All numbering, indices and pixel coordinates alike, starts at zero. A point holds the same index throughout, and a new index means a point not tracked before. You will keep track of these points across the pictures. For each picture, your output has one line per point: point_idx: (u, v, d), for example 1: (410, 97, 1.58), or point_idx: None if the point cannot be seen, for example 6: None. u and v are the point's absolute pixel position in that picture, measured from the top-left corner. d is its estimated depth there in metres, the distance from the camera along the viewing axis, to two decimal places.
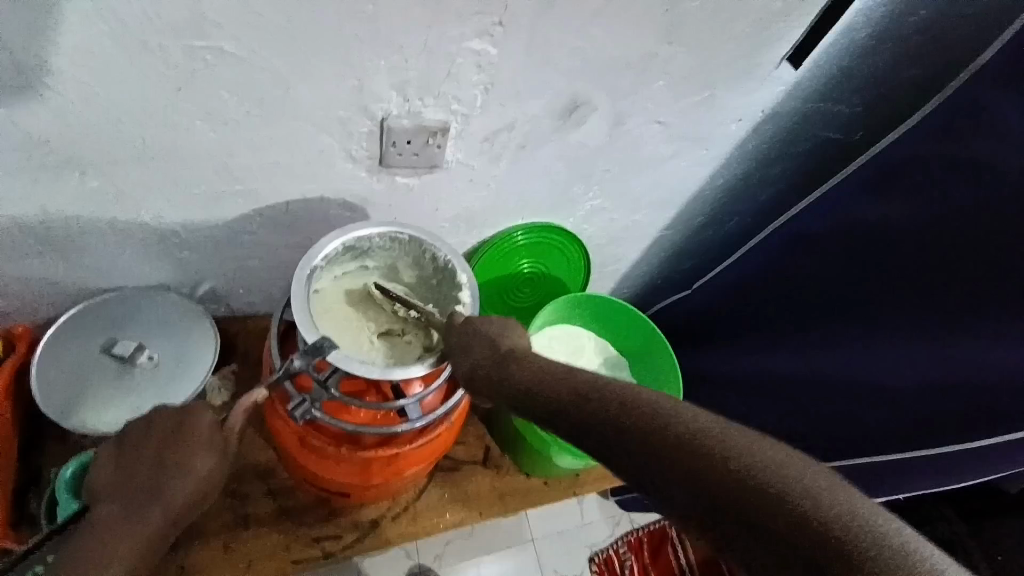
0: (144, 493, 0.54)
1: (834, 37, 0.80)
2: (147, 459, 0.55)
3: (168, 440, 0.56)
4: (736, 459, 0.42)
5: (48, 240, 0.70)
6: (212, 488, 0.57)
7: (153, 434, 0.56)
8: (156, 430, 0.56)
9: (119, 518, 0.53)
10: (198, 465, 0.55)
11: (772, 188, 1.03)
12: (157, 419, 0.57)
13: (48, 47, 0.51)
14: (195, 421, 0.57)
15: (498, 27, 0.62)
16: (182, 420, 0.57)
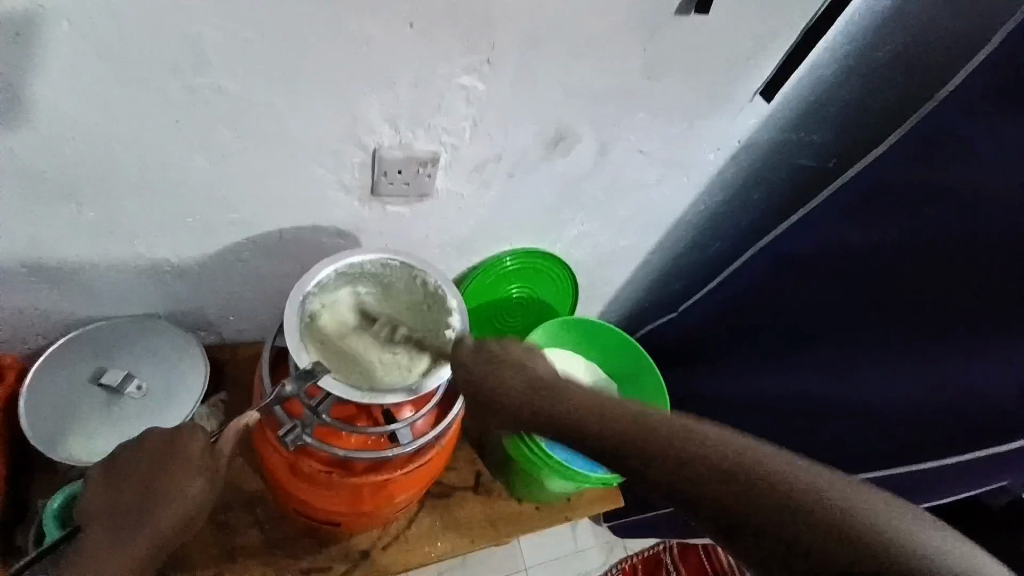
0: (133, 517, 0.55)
1: (804, 71, 0.85)
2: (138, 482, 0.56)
3: (157, 466, 0.56)
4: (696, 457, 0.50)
5: (40, 270, 0.71)
6: (202, 512, 0.58)
7: (144, 458, 0.57)
8: (145, 452, 0.57)
9: (109, 540, 0.54)
10: (186, 493, 0.56)
11: (752, 213, 1.07)
12: (148, 442, 0.57)
13: (50, 84, 0.53)
14: (186, 441, 0.57)
15: (486, 63, 0.66)
16: (172, 445, 0.57)
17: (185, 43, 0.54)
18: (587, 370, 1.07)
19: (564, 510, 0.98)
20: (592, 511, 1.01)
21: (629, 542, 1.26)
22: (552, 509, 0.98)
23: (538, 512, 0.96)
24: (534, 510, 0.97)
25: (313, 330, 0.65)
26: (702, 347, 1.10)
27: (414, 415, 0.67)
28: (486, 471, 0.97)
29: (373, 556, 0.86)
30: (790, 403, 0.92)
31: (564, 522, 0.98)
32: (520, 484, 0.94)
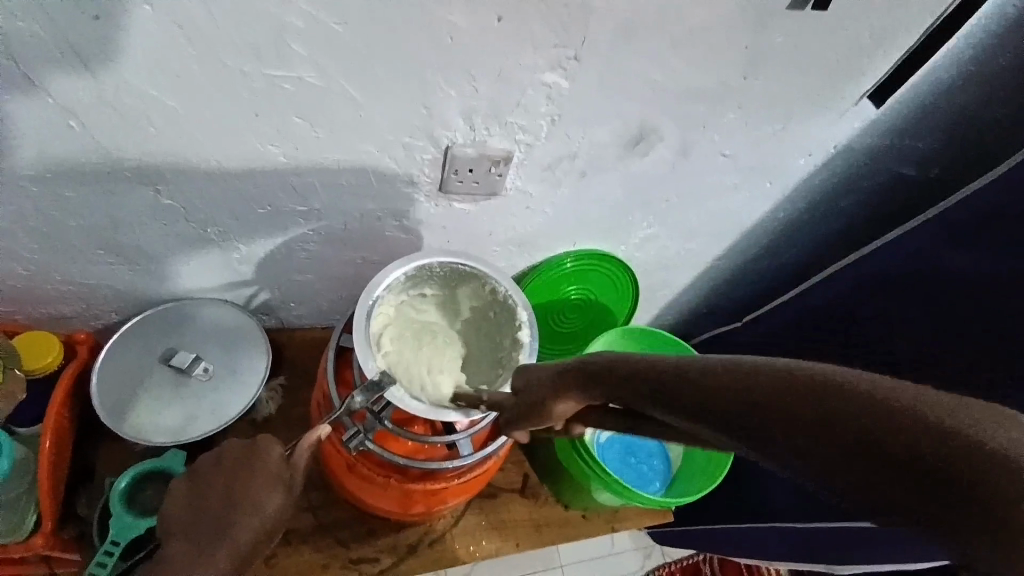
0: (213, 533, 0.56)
1: (922, 73, 0.76)
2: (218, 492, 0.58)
3: (239, 479, 0.58)
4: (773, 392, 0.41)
5: (118, 250, 0.72)
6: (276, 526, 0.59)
7: (222, 469, 0.59)
8: (225, 465, 0.59)
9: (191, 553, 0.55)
10: (265, 508, 0.57)
11: (836, 222, 0.98)
12: (226, 452, 0.60)
13: (136, 72, 0.53)
14: (265, 455, 0.59)
15: (573, 59, 0.61)
16: (250, 454, 0.59)
17: (269, 33, 0.52)
18: None
19: (610, 521, 0.96)
20: (639, 523, 0.98)
21: (667, 550, 1.25)
22: (597, 518, 0.96)
23: (586, 521, 0.94)
24: (580, 518, 0.95)
25: (393, 335, 0.65)
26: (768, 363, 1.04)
27: (473, 426, 0.65)
28: (534, 475, 0.95)
29: (419, 551, 0.86)
30: None
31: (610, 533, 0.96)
32: (568, 490, 0.92)
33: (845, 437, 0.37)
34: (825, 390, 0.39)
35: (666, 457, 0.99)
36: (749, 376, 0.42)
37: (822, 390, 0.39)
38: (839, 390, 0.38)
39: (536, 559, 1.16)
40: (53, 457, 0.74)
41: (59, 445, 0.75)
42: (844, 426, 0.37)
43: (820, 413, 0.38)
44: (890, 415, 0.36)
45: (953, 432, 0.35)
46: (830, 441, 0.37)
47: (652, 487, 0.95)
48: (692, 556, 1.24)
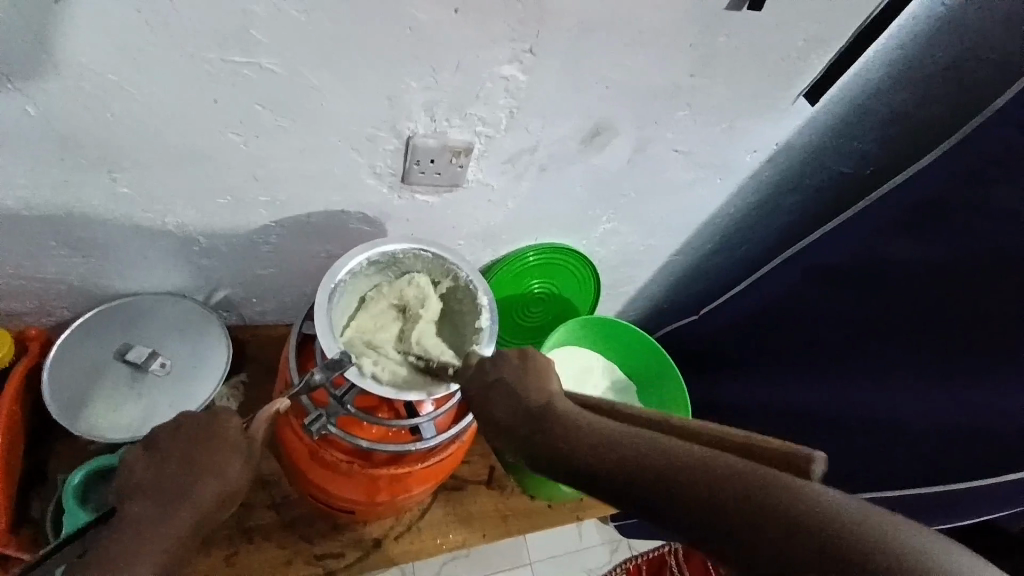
0: (173, 494, 0.53)
1: (853, 74, 0.82)
2: (173, 460, 0.55)
3: (196, 448, 0.56)
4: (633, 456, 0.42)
5: (71, 241, 0.70)
6: (238, 493, 0.57)
7: (179, 437, 0.56)
8: (177, 435, 0.56)
9: (149, 518, 0.52)
10: (225, 474, 0.56)
11: (783, 217, 1.04)
12: (185, 421, 0.58)
13: (93, 56, 0.52)
14: (220, 429, 0.58)
15: (530, 53, 0.64)
16: (211, 423, 0.58)
17: (232, 23, 0.53)
18: (604, 370, 1.06)
19: (575, 509, 0.98)
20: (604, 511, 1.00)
21: (634, 542, 1.27)
22: (564, 507, 0.98)
23: (551, 510, 0.96)
24: (547, 507, 0.96)
25: (353, 320, 0.68)
26: (724, 352, 1.09)
27: (435, 409, 0.66)
28: (499, 466, 0.97)
29: (385, 545, 0.86)
30: (818, 412, 0.92)
31: (575, 521, 0.98)
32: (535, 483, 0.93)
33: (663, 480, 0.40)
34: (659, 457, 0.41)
35: None
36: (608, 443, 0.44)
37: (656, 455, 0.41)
38: (687, 454, 0.40)
39: (505, 555, 1.17)
40: (5, 451, 0.72)
41: (9, 442, 0.73)
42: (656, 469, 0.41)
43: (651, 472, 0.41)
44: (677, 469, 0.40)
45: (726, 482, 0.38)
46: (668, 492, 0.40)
47: None
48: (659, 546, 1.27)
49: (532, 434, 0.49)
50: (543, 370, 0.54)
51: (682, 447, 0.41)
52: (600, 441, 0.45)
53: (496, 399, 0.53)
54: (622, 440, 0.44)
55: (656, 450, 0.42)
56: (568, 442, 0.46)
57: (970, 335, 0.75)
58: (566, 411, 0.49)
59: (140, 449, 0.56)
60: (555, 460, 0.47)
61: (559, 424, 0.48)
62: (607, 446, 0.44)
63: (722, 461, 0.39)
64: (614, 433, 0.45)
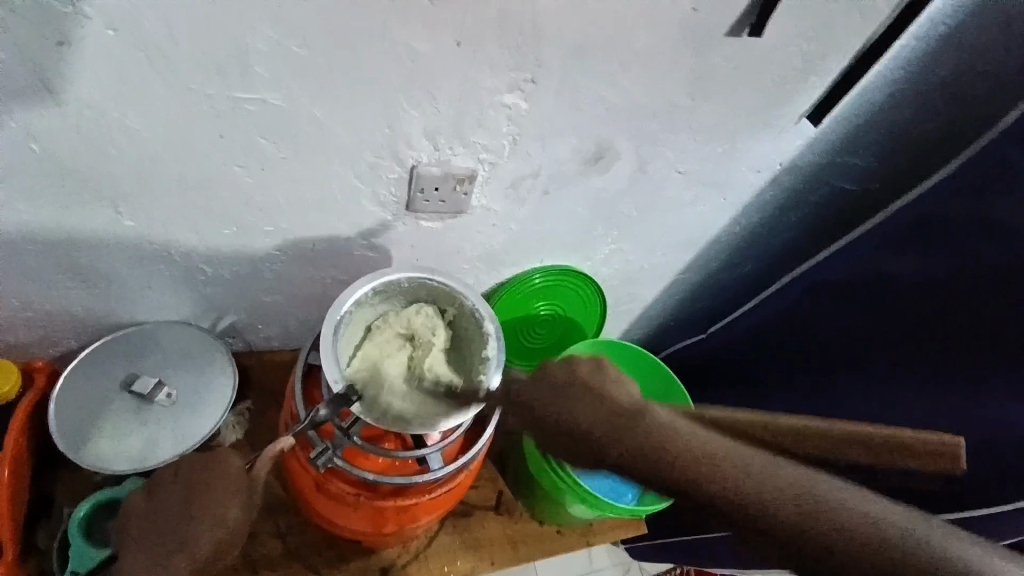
0: (173, 543, 0.56)
1: (855, 95, 0.82)
2: (173, 509, 0.57)
3: (194, 494, 0.57)
4: (670, 452, 0.41)
5: (78, 273, 0.71)
6: (234, 540, 0.57)
7: (178, 484, 0.59)
8: (184, 476, 0.59)
9: (151, 567, 0.55)
10: (224, 519, 0.56)
11: (789, 235, 1.03)
12: (183, 467, 0.59)
13: (100, 94, 0.53)
14: (223, 467, 0.58)
15: (530, 81, 0.65)
16: (207, 468, 0.58)
17: (235, 58, 0.54)
18: None
19: (584, 534, 0.97)
20: (614, 535, 0.99)
21: (645, 565, 1.24)
22: (573, 532, 0.96)
23: (561, 535, 0.95)
24: (556, 532, 0.95)
25: (359, 350, 0.67)
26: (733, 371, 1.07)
27: (443, 440, 0.65)
28: (508, 490, 0.95)
29: (392, 574, 0.84)
30: None
31: (585, 546, 0.97)
32: (544, 508, 0.92)
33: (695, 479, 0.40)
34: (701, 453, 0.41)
35: None
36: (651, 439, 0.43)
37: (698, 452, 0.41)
38: (765, 476, 0.39)
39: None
40: (11, 484, 0.72)
41: (15, 474, 0.73)
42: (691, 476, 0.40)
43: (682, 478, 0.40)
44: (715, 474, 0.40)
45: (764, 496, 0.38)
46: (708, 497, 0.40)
47: (624, 497, 0.96)
48: (671, 568, 1.25)
49: (606, 440, 0.44)
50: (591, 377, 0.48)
51: (772, 471, 0.39)
52: (679, 459, 0.41)
53: (565, 406, 0.48)
54: (704, 459, 0.40)
55: (716, 452, 0.41)
56: (649, 460, 0.41)
57: (986, 356, 0.73)
58: (647, 424, 0.43)
59: (144, 495, 0.60)
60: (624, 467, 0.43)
61: (637, 436, 0.43)
62: (644, 439, 0.43)
63: (752, 462, 0.40)
64: (694, 447, 0.41)
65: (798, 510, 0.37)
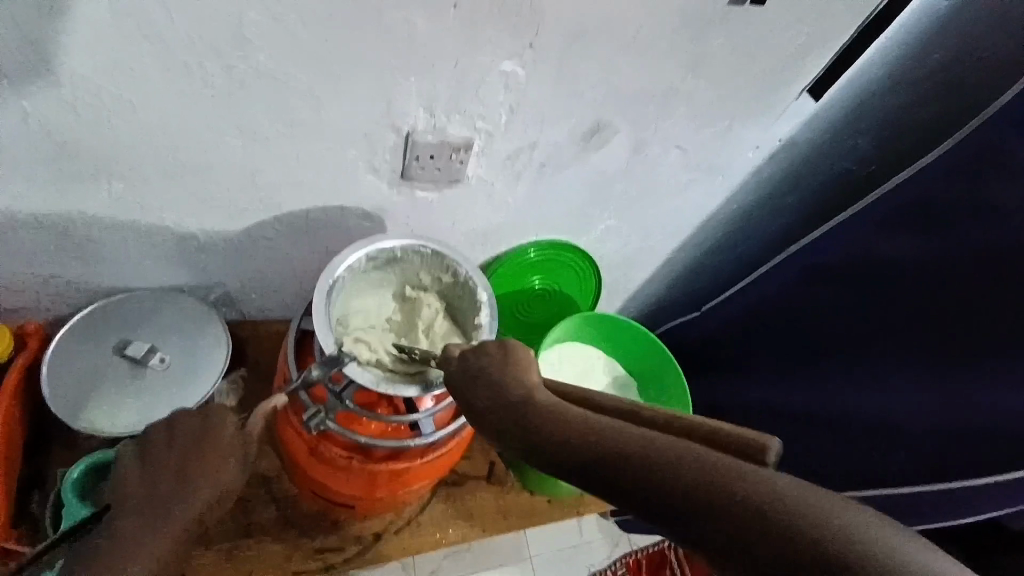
0: (168, 492, 0.54)
1: (857, 70, 0.81)
2: (169, 462, 0.56)
3: (190, 450, 0.56)
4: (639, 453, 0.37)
5: (67, 239, 0.70)
6: (231, 494, 0.57)
7: (175, 437, 0.57)
8: (178, 436, 0.57)
9: (143, 517, 0.53)
10: (222, 474, 0.56)
11: (786, 215, 1.03)
12: (180, 423, 0.58)
13: (86, 54, 0.52)
14: (219, 425, 0.58)
15: (528, 50, 0.63)
16: (205, 424, 0.58)
17: (226, 18, 0.52)
18: (606, 368, 1.06)
19: (575, 507, 0.99)
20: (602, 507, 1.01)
21: (634, 538, 1.27)
22: (563, 503, 0.98)
23: (550, 507, 0.96)
24: (546, 504, 0.97)
25: (352, 317, 0.67)
26: (725, 350, 1.08)
27: (435, 406, 0.65)
28: (500, 462, 0.97)
29: (384, 540, 0.86)
30: (818, 412, 0.91)
31: (574, 518, 0.98)
32: (534, 479, 0.93)
33: (639, 462, 0.37)
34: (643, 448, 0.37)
35: None
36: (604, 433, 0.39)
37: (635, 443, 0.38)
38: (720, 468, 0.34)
39: (505, 550, 1.17)
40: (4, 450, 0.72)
41: (9, 438, 0.73)
42: (657, 479, 0.36)
43: (644, 474, 0.36)
44: (697, 493, 0.34)
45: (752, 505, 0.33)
46: (668, 492, 0.35)
47: None
48: (659, 541, 1.27)
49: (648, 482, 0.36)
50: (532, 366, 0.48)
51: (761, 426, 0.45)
52: (581, 430, 0.40)
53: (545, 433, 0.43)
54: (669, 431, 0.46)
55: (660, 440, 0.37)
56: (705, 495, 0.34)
57: (974, 338, 0.74)
58: (541, 400, 0.44)
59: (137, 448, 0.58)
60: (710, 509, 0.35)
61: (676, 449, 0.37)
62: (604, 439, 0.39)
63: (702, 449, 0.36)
64: (659, 441, 0.37)
65: (777, 520, 0.32)
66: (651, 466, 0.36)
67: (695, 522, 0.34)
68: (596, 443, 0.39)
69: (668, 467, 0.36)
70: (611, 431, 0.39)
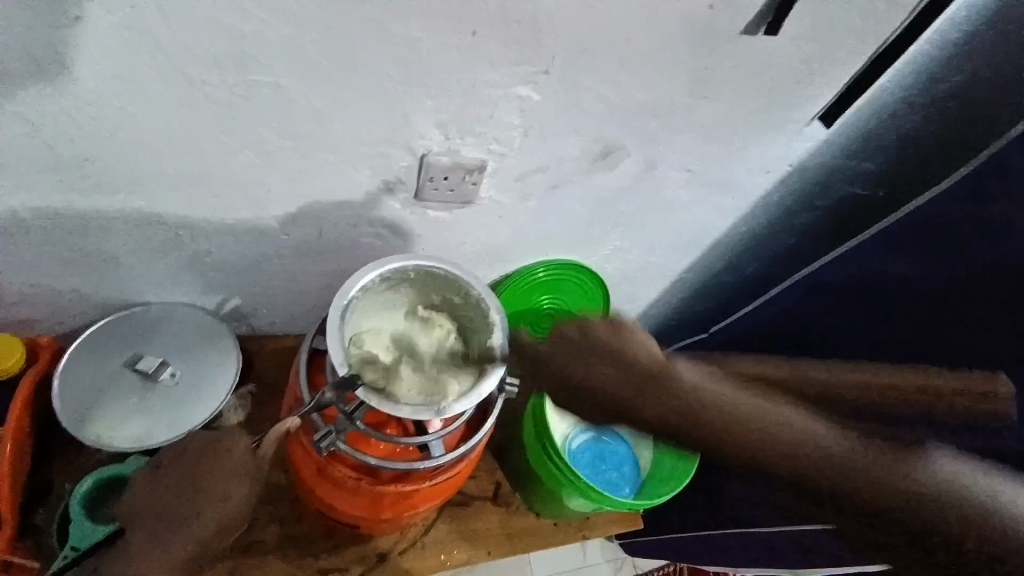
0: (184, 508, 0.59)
1: (869, 97, 0.82)
2: (182, 481, 0.60)
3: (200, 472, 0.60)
4: (775, 441, 0.55)
5: (84, 252, 0.71)
6: (238, 520, 0.61)
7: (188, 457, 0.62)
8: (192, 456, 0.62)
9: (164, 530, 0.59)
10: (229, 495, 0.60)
11: (795, 238, 1.03)
12: (193, 443, 0.63)
13: (110, 74, 0.53)
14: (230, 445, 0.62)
15: (543, 74, 0.64)
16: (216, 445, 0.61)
17: (248, 41, 0.53)
18: None
19: (581, 529, 0.97)
20: (609, 530, 0.99)
21: (638, 561, 1.25)
22: (569, 525, 0.96)
23: (556, 529, 0.95)
24: (552, 526, 0.95)
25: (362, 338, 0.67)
26: None
27: (445, 427, 0.65)
28: (506, 482, 0.96)
29: (389, 561, 0.85)
30: None
31: (580, 541, 0.97)
32: (541, 501, 0.93)
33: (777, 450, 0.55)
34: (766, 429, 0.56)
35: (637, 463, 1.01)
36: (737, 420, 0.56)
37: (760, 423, 0.56)
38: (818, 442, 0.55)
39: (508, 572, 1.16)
40: (12, 462, 0.73)
41: (17, 450, 0.74)
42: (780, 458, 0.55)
43: (778, 455, 0.55)
44: (815, 470, 0.54)
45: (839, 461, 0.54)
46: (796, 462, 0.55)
47: (621, 493, 0.96)
48: (663, 565, 1.26)
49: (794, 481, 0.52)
50: (660, 362, 0.59)
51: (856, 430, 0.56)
52: (710, 415, 0.57)
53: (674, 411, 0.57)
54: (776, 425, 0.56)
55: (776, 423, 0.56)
56: (824, 470, 0.54)
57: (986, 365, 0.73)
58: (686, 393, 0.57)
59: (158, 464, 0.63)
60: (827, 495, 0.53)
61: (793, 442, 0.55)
62: (748, 426, 0.56)
63: (812, 436, 0.56)
64: (776, 425, 0.56)
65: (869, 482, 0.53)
66: (772, 441, 0.55)
67: (816, 486, 0.54)
68: (733, 429, 0.56)
69: (795, 454, 0.55)
70: (747, 420, 0.56)
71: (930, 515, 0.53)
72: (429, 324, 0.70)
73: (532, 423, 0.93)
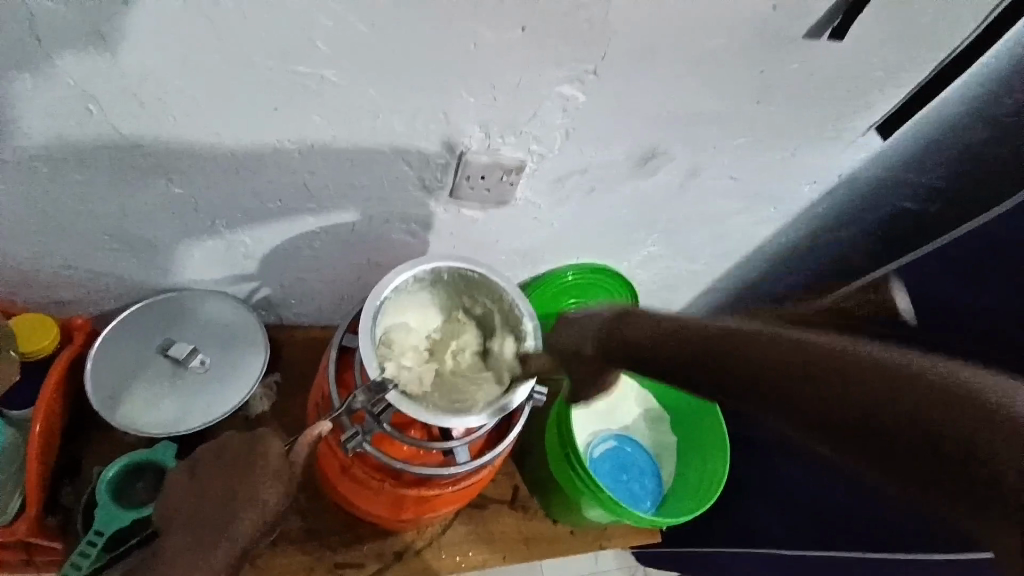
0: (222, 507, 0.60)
1: (932, 108, 0.77)
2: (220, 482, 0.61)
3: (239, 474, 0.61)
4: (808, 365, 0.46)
5: (122, 237, 0.71)
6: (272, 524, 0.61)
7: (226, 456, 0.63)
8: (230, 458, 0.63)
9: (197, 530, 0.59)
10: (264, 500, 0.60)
11: (837, 251, 0.99)
12: (230, 443, 0.64)
13: (156, 60, 0.53)
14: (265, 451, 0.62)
15: (592, 74, 0.62)
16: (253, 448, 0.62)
17: (296, 31, 0.52)
18: (640, 398, 1.04)
19: (599, 538, 0.96)
20: (626, 541, 0.97)
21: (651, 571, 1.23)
22: (586, 534, 0.95)
23: (573, 536, 0.94)
24: (569, 533, 0.94)
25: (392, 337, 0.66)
26: None
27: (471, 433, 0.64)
28: (524, 486, 0.95)
29: (405, 559, 0.84)
30: None
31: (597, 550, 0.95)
32: (560, 508, 0.91)
33: (882, 399, 0.41)
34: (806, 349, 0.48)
35: (659, 475, 0.99)
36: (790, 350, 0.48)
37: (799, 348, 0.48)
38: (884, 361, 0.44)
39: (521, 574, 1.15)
40: (41, 443, 0.73)
41: (48, 432, 0.74)
42: (852, 407, 0.42)
43: (843, 392, 0.43)
44: (854, 380, 0.43)
45: (911, 390, 0.41)
46: (863, 409, 0.41)
47: (642, 506, 0.94)
48: None
49: (886, 395, 0.41)
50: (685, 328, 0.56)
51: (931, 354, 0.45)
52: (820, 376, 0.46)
53: (757, 345, 0.50)
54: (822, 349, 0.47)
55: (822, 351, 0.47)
56: (915, 413, 0.40)
57: None
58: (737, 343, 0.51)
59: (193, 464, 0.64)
60: (990, 457, 0.36)
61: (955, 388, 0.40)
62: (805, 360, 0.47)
63: (901, 368, 0.42)
64: (826, 352, 0.47)
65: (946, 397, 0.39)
66: (819, 363, 0.46)
67: (855, 416, 0.42)
68: (797, 364, 0.47)
69: (868, 403, 0.41)
70: (798, 350, 0.48)
71: (977, 439, 0.37)
72: (457, 325, 0.71)
73: (555, 429, 0.91)
